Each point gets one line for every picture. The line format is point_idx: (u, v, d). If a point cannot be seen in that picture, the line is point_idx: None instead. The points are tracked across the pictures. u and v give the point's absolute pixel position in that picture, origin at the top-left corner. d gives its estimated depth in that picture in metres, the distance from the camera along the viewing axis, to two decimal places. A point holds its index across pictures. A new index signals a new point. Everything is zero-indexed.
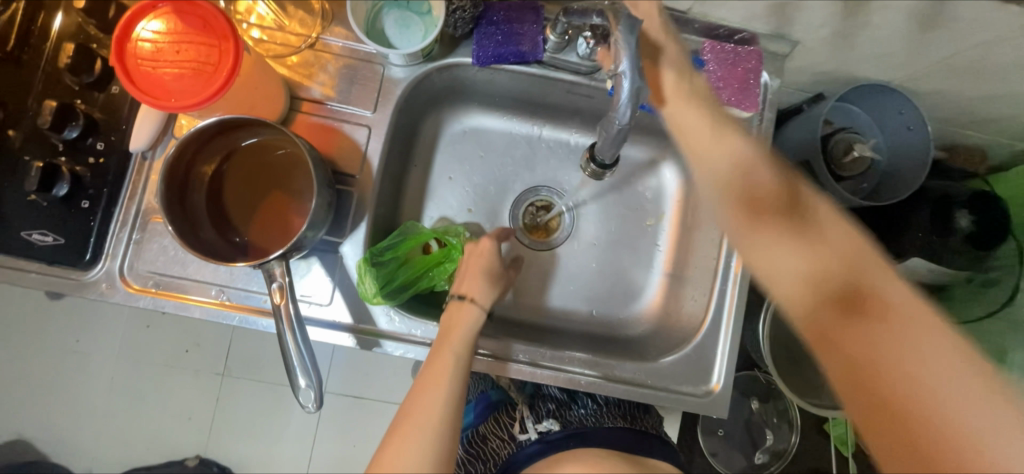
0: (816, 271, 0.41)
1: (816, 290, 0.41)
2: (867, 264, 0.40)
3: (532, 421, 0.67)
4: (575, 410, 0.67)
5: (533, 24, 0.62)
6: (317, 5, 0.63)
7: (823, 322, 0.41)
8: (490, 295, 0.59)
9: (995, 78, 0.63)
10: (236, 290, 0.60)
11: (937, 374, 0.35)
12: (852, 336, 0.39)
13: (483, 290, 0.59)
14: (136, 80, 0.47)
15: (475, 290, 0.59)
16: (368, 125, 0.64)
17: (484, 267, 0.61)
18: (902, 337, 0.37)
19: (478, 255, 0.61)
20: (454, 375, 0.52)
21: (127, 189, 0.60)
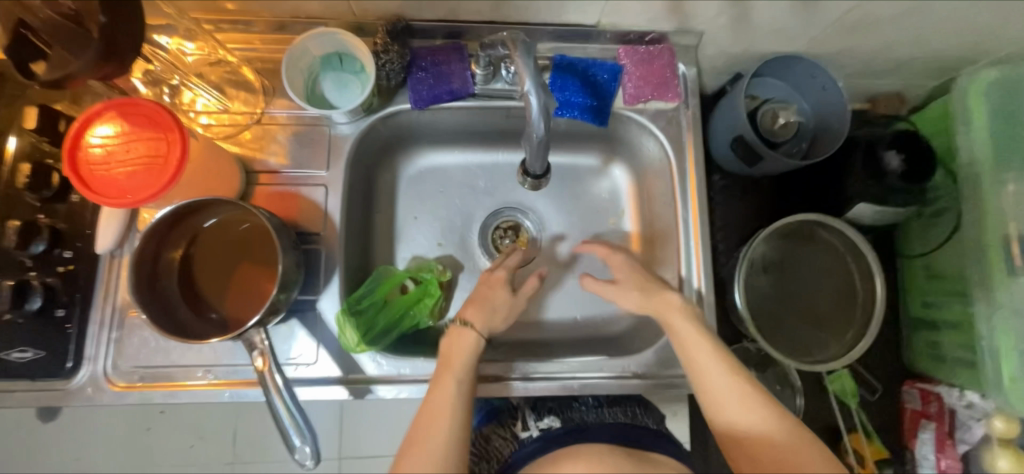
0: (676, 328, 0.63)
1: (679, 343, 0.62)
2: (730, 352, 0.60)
3: (534, 420, 0.69)
4: (577, 407, 0.70)
5: (459, 63, 0.67)
6: (257, 84, 0.67)
7: (696, 361, 0.61)
8: (492, 324, 0.64)
9: (880, 29, 0.70)
10: (223, 367, 0.60)
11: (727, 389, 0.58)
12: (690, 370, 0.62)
13: (484, 317, 0.64)
14: (93, 185, 0.49)
15: (479, 316, 0.64)
16: (324, 184, 0.67)
17: (491, 294, 0.66)
18: (711, 384, 0.59)
19: (493, 284, 0.67)
20: (459, 382, 0.59)
21: (101, 288, 0.62)
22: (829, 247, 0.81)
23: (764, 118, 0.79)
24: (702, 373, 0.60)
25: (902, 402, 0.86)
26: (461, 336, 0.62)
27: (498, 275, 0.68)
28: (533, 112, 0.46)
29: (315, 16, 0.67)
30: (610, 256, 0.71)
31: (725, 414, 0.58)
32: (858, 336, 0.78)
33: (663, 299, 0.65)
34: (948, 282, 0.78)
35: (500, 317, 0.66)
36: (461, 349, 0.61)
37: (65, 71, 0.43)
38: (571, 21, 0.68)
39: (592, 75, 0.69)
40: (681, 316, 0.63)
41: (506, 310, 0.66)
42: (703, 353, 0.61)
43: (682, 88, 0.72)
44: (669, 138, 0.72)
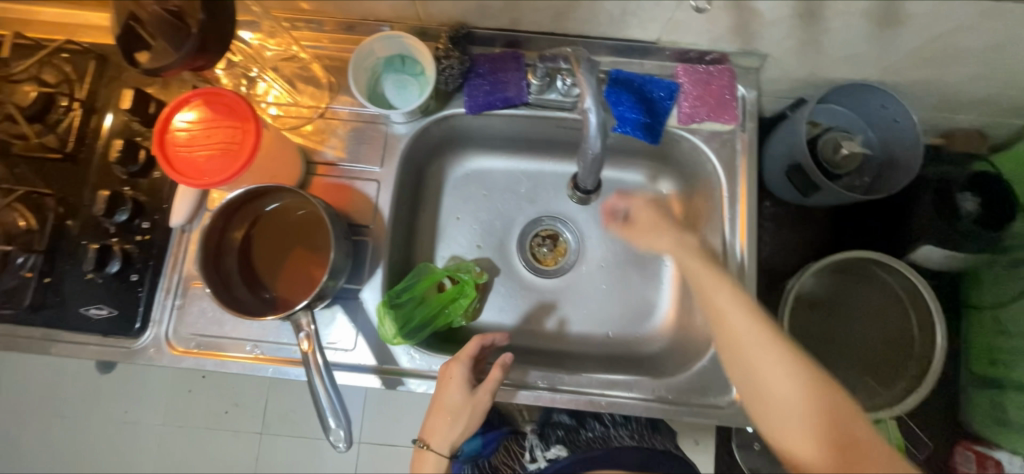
0: (710, 293, 0.54)
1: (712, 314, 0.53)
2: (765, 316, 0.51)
3: (542, 449, 0.68)
4: (584, 435, 0.69)
5: (516, 72, 0.69)
6: (324, 81, 0.71)
7: (720, 326, 0.52)
8: (453, 442, 0.60)
9: (965, 62, 0.65)
10: (268, 344, 0.64)
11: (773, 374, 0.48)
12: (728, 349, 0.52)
13: (445, 436, 0.60)
14: (176, 165, 0.54)
15: (436, 436, 0.60)
16: (377, 180, 0.70)
17: (450, 405, 0.60)
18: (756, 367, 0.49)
19: (449, 390, 0.60)
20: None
21: (170, 259, 0.67)
22: (886, 287, 0.76)
23: (826, 146, 0.76)
24: (745, 352, 0.50)
25: (955, 463, 0.80)
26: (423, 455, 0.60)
27: (451, 381, 0.60)
28: (591, 128, 0.48)
29: (382, 18, 0.70)
30: (630, 199, 0.73)
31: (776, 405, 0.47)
32: (911, 385, 0.73)
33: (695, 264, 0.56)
34: (1020, 340, 0.71)
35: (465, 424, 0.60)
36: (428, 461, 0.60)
37: (165, 63, 0.47)
38: (631, 37, 0.67)
39: (647, 92, 0.69)
40: (716, 285, 0.54)
41: (472, 417, 0.60)
42: (742, 325, 0.50)
43: (740, 111, 0.70)
44: (721, 162, 0.70)
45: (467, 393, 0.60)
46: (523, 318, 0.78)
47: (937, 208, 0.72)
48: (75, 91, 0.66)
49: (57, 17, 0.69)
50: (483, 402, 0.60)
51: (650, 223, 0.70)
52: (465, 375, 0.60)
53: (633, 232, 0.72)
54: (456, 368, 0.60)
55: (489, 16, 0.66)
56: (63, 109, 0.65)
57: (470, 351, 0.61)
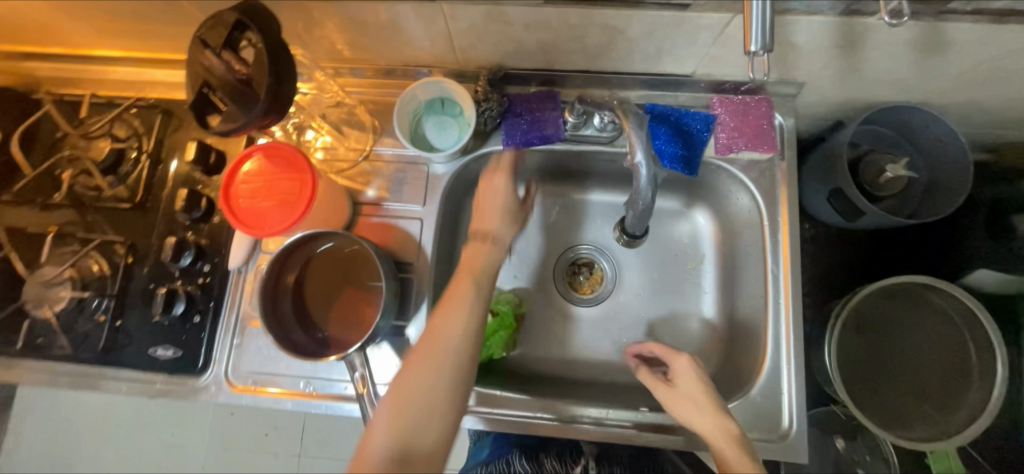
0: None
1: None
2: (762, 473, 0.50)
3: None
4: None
5: (553, 110, 0.71)
6: (368, 124, 0.75)
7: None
8: (503, 232, 0.67)
9: (1016, 84, 0.63)
10: (321, 380, 0.67)
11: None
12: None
13: (497, 227, 0.67)
14: (240, 217, 0.58)
15: (489, 224, 0.67)
16: (419, 218, 0.72)
17: (495, 202, 0.68)
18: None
19: (474, 263, 0.64)
20: (459, 348, 0.57)
21: (228, 300, 0.70)
22: (938, 311, 0.74)
23: (869, 168, 0.73)
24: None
25: None
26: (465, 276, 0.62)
27: (506, 162, 0.70)
28: (642, 181, 0.53)
29: (422, 64, 0.73)
30: (673, 360, 0.61)
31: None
32: (969, 417, 0.68)
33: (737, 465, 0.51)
34: None
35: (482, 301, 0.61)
36: (437, 345, 0.56)
37: (236, 125, 0.50)
38: (665, 71, 0.68)
39: (684, 126, 0.69)
40: (723, 439, 0.53)
41: (516, 208, 0.70)
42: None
43: (779, 138, 0.70)
44: (760, 190, 0.70)
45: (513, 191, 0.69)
46: (563, 348, 0.78)
47: (988, 230, 0.70)
48: (143, 144, 0.71)
49: (126, 76, 0.75)
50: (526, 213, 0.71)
51: (690, 398, 0.57)
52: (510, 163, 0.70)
53: (671, 397, 0.59)
54: (501, 171, 0.69)
55: (525, 58, 0.69)
56: (133, 161, 0.71)
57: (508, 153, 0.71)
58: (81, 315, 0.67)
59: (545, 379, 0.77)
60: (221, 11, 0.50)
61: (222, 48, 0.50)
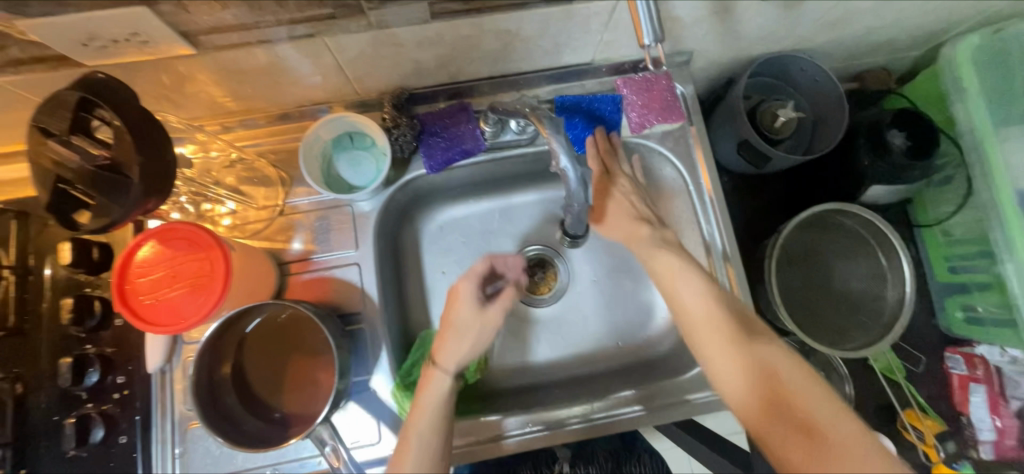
0: (735, 354, 0.54)
1: (753, 378, 0.52)
2: (768, 357, 0.53)
3: None
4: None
5: (467, 124, 0.69)
6: (274, 176, 0.69)
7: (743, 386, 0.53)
8: (461, 359, 0.60)
9: (863, 20, 0.72)
10: (289, 462, 0.61)
11: (839, 425, 0.48)
12: (796, 428, 0.48)
13: (459, 358, 0.59)
14: (145, 317, 0.50)
15: (446, 352, 0.59)
16: (356, 263, 0.68)
17: (459, 323, 0.61)
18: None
19: (428, 401, 0.57)
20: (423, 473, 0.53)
21: (158, 407, 0.62)
22: (850, 230, 0.82)
23: (764, 116, 0.79)
24: (826, 454, 0.46)
25: (947, 367, 0.84)
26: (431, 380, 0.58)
27: (471, 278, 0.62)
28: (570, 182, 0.54)
29: (318, 101, 0.68)
30: (607, 188, 0.68)
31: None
32: (894, 316, 0.77)
33: (720, 321, 0.57)
34: (970, 243, 0.80)
35: (432, 449, 0.55)
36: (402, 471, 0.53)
37: (111, 217, 0.43)
38: (567, 62, 0.69)
39: (596, 110, 0.71)
40: (672, 269, 0.61)
41: (483, 332, 0.61)
42: (797, 385, 0.51)
43: (683, 107, 0.73)
44: (679, 158, 0.74)
45: (478, 307, 0.62)
46: (533, 353, 0.78)
47: (871, 150, 0.77)
48: None
49: None
50: (496, 314, 0.62)
51: (620, 227, 0.66)
52: (475, 289, 0.62)
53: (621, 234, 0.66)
54: (465, 284, 0.62)
55: (426, 76, 0.66)
56: None
57: (479, 269, 0.63)
58: None
59: (524, 390, 0.76)
60: (57, 93, 0.43)
61: (69, 133, 0.43)
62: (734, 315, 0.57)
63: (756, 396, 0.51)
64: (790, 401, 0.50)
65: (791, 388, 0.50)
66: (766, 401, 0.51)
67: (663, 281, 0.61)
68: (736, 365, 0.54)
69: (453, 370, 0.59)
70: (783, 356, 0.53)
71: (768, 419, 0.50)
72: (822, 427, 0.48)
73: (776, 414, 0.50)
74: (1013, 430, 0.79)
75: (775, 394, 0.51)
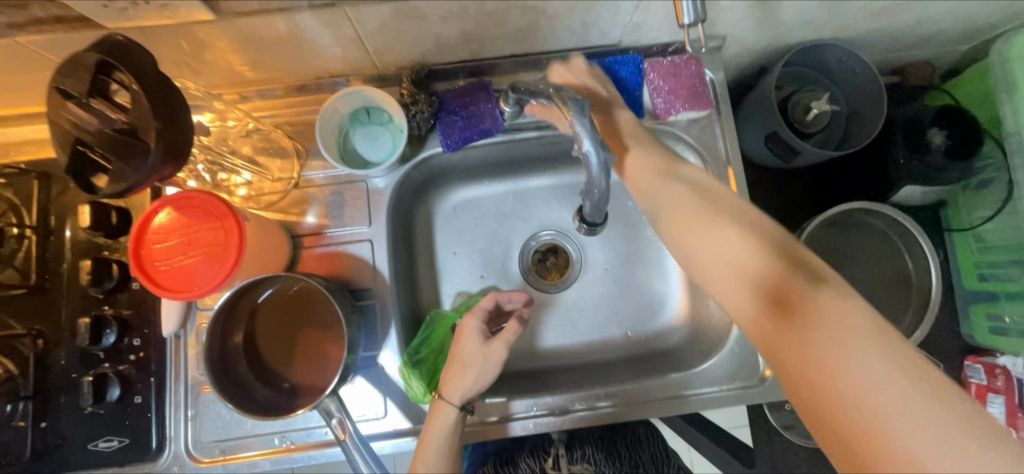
0: (724, 245, 0.50)
1: (730, 262, 0.49)
2: (750, 250, 0.48)
3: (568, 463, 0.77)
4: (618, 463, 0.79)
5: (487, 103, 0.66)
6: (290, 148, 0.68)
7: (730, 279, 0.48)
8: (466, 391, 0.59)
9: (912, 9, 0.67)
10: (296, 431, 0.62)
11: (830, 302, 0.42)
12: (781, 310, 0.44)
13: (465, 392, 0.59)
14: (161, 283, 0.50)
15: (452, 387, 0.59)
16: (369, 239, 0.68)
17: (463, 354, 0.60)
18: (841, 351, 0.39)
19: (434, 439, 0.57)
20: None
21: (171, 370, 0.63)
22: (877, 231, 0.79)
23: (796, 108, 0.76)
24: (808, 325, 0.42)
25: (967, 377, 0.82)
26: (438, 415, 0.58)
27: (477, 311, 0.63)
28: (591, 165, 0.51)
29: (336, 73, 0.67)
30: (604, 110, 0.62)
31: (847, 371, 0.38)
32: (916, 320, 0.76)
33: (705, 217, 0.53)
34: (1002, 251, 0.76)
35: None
36: None
37: (129, 182, 0.43)
38: (594, 43, 0.67)
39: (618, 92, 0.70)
40: (653, 175, 0.58)
41: (487, 366, 0.59)
42: (781, 268, 0.46)
43: (710, 94, 0.70)
44: (703, 148, 0.71)
45: (481, 341, 0.60)
46: (541, 339, 0.78)
47: (909, 148, 0.73)
48: (24, 217, 0.61)
49: None
50: (497, 351, 0.60)
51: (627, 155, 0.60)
52: (479, 323, 0.62)
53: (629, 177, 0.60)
54: (470, 320, 0.62)
55: (447, 52, 0.65)
56: (15, 238, 0.60)
57: (485, 305, 0.64)
58: None
59: (529, 375, 0.76)
60: (76, 55, 0.42)
61: (89, 96, 0.42)
62: (722, 211, 0.52)
63: (744, 289, 0.47)
64: (780, 289, 0.45)
65: (775, 271, 0.46)
66: (751, 288, 0.47)
67: (646, 201, 0.58)
68: (718, 261, 0.50)
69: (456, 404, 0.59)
70: (770, 244, 0.48)
71: (761, 311, 0.45)
72: (806, 303, 0.43)
73: (764, 300, 0.45)
74: None
75: (761, 281, 0.46)
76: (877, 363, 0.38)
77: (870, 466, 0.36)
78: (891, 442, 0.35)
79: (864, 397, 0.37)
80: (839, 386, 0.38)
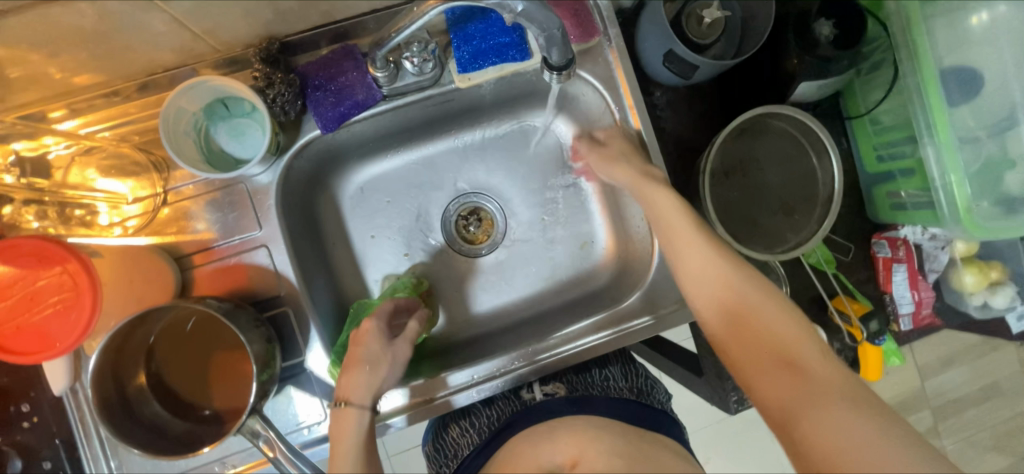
0: (746, 314, 0.52)
1: (748, 340, 0.51)
2: (735, 281, 0.53)
3: (540, 385, 0.68)
4: (590, 381, 0.67)
5: (355, 71, 0.61)
6: (147, 160, 0.60)
7: (706, 302, 0.55)
8: (374, 389, 0.55)
9: None
10: (236, 453, 0.59)
11: (811, 354, 0.48)
12: (768, 355, 0.50)
13: (372, 388, 0.55)
14: (15, 346, 0.47)
15: (355, 387, 0.54)
16: (264, 243, 0.62)
17: (364, 356, 0.56)
18: (826, 401, 0.45)
19: (345, 442, 0.52)
20: None
21: (79, 428, 0.58)
22: (783, 132, 0.80)
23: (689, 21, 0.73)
24: (815, 389, 0.46)
25: (873, 253, 0.81)
26: (346, 418, 0.53)
27: (366, 325, 0.58)
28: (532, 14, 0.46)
29: (173, 64, 0.58)
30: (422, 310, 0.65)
31: (834, 431, 0.43)
32: (824, 213, 0.77)
33: (710, 256, 0.56)
34: (897, 130, 0.75)
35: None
36: None
37: None
38: None
39: (496, 37, 0.63)
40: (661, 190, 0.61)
41: (393, 365, 0.57)
42: (764, 314, 0.51)
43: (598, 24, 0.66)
44: (600, 79, 0.68)
45: (384, 340, 0.58)
46: (474, 302, 0.77)
47: (800, 45, 0.72)
48: None
49: None
50: (404, 349, 0.59)
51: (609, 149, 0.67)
52: (379, 322, 0.59)
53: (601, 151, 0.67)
54: (370, 321, 0.58)
55: (295, 20, 0.57)
56: None
57: (383, 308, 0.62)
58: None
59: (470, 342, 0.75)
60: None
61: None
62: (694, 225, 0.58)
63: (726, 319, 0.53)
64: (756, 327, 0.51)
65: (762, 312, 0.52)
66: (738, 325, 0.52)
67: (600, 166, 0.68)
68: (704, 285, 0.55)
69: (361, 410, 0.54)
70: (754, 286, 0.53)
71: (744, 339, 0.51)
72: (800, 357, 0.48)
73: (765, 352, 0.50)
74: (928, 301, 0.80)
75: (720, 294, 0.54)
76: (833, 380, 0.46)
77: (775, 396, 0.48)
78: (819, 427, 0.44)
79: (846, 450, 0.42)
80: (830, 447, 0.43)
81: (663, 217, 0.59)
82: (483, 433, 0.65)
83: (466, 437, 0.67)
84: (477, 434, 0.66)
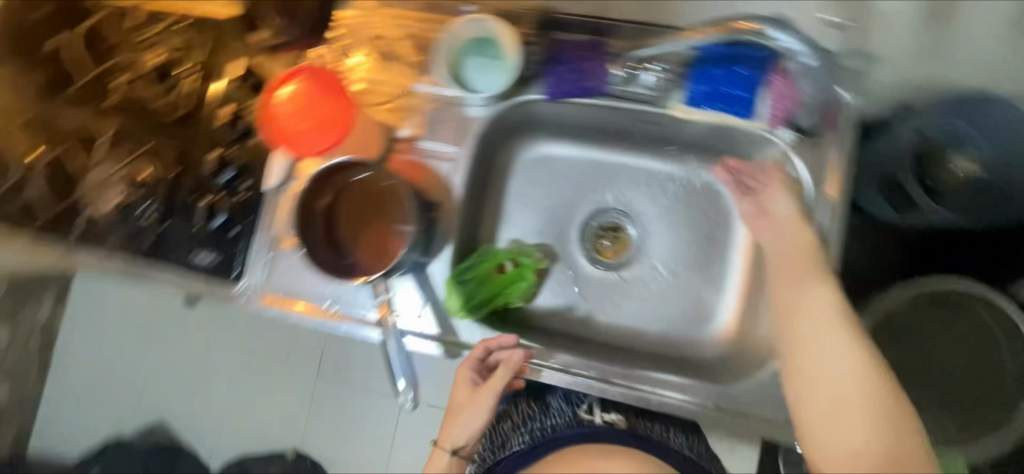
0: (854, 387, 0.46)
1: (843, 413, 0.45)
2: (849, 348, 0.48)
3: (600, 409, 0.71)
4: (648, 423, 0.71)
5: (597, 61, 0.69)
6: (410, 58, 0.73)
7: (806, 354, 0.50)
8: (462, 438, 0.65)
9: None
10: (345, 301, 0.71)
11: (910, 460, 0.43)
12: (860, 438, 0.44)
13: (461, 437, 0.65)
14: None
15: (451, 437, 0.66)
16: (452, 160, 0.72)
17: (459, 401, 0.67)
18: None
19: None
20: None
21: (262, 220, 0.72)
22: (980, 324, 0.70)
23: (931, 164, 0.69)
24: None
25: None
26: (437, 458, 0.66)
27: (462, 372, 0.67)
28: None
29: None
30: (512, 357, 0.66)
31: None
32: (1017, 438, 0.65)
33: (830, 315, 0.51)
34: None
35: None
36: None
37: None
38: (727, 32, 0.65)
39: (733, 87, 0.66)
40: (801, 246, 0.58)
41: (479, 411, 0.65)
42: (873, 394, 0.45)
43: (841, 119, 0.65)
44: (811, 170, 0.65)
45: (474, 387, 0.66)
46: (573, 305, 0.79)
47: None
48: (195, 57, 0.75)
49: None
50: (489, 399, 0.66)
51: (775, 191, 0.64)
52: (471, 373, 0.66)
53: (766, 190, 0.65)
54: (462, 369, 0.67)
55: None
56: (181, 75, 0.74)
57: (476, 354, 0.67)
58: (132, 216, 0.73)
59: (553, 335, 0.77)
60: None
61: None
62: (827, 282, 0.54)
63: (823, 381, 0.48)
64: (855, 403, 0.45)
65: (869, 391, 0.46)
66: (833, 392, 0.46)
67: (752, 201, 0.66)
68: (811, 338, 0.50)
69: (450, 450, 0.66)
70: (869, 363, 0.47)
71: (834, 409, 0.46)
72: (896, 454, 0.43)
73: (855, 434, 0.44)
74: None
75: (826, 353, 0.49)
76: None
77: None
78: None
79: None
80: None
81: (796, 265, 0.57)
82: (533, 435, 0.70)
83: (517, 433, 0.71)
84: (526, 434, 0.71)
